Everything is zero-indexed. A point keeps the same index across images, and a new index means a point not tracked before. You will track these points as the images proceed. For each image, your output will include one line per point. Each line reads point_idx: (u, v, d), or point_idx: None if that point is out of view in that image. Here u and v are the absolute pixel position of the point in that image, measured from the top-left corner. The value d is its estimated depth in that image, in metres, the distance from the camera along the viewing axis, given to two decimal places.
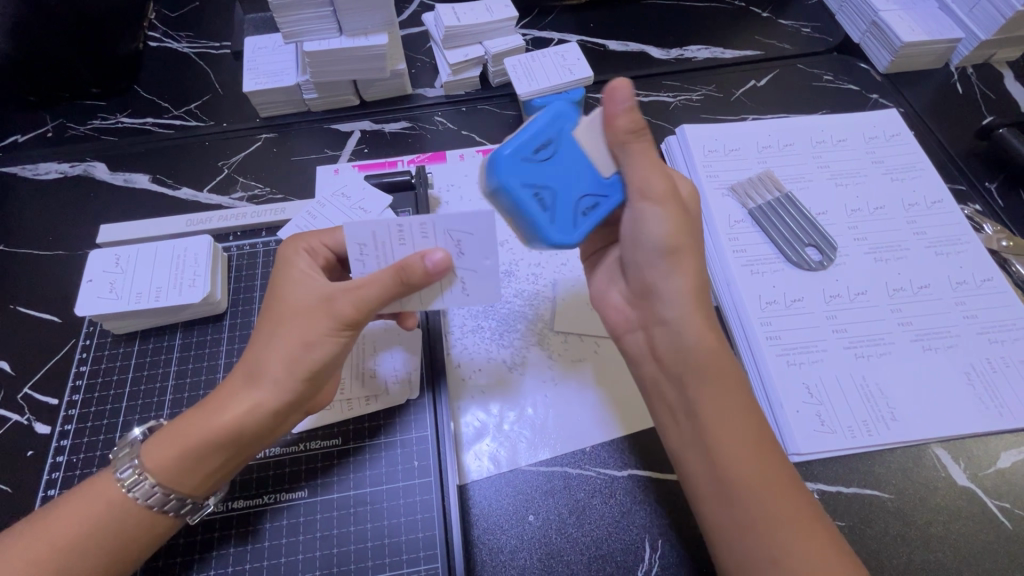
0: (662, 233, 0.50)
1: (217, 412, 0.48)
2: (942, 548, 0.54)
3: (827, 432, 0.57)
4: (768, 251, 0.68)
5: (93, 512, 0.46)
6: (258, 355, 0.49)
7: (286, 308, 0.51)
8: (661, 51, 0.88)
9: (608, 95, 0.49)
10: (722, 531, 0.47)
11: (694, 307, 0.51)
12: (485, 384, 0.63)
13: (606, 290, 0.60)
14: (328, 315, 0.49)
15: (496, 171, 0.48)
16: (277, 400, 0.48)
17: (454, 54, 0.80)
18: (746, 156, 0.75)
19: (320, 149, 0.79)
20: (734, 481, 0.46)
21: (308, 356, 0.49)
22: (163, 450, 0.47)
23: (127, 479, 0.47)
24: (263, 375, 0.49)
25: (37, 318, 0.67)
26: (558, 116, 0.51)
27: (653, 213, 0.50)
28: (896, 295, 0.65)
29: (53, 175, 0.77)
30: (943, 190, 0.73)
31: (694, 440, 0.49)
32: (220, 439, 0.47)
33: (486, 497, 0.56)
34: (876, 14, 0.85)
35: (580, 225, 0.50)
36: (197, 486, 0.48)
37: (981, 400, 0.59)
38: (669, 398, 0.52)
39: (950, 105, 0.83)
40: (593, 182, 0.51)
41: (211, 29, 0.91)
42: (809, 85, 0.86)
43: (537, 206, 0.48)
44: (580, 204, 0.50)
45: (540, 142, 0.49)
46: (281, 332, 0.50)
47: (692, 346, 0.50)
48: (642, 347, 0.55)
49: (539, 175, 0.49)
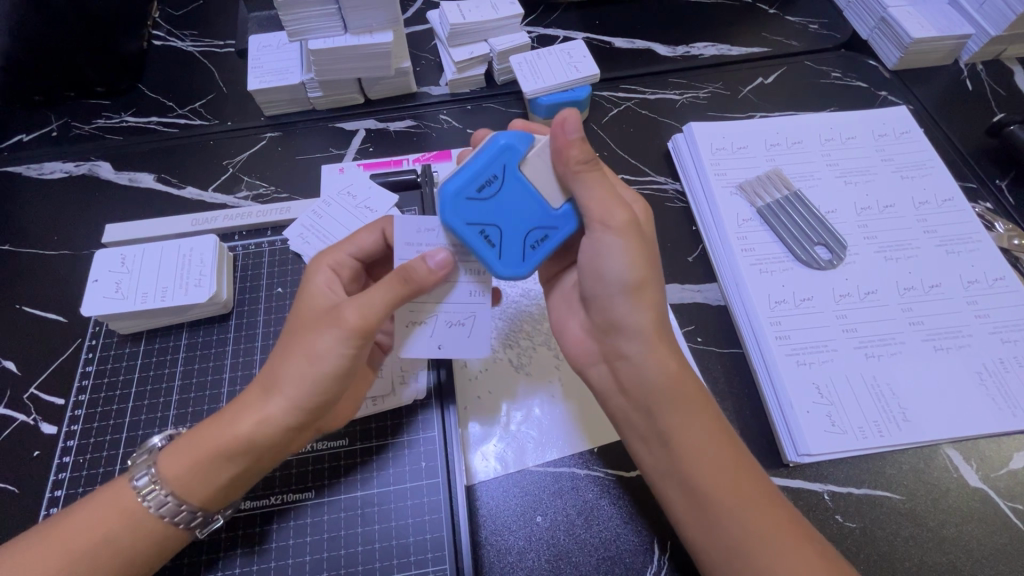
0: (624, 266, 0.49)
1: (231, 424, 0.47)
2: (955, 550, 0.54)
3: (838, 433, 0.57)
4: (777, 249, 0.68)
5: (107, 520, 0.46)
6: (273, 370, 0.49)
7: (305, 319, 0.51)
8: (668, 48, 0.87)
9: (559, 125, 0.47)
10: (706, 552, 0.47)
11: (656, 339, 0.50)
12: (491, 387, 0.62)
13: (567, 319, 0.60)
14: (335, 325, 0.48)
15: (444, 210, 0.48)
16: (288, 416, 0.48)
17: (460, 52, 0.80)
18: (755, 154, 0.75)
19: (325, 148, 0.78)
20: (713, 508, 0.46)
21: (316, 371, 0.48)
22: (177, 462, 0.47)
23: (142, 487, 0.47)
24: (280, 386, 0.48)
25: (43, 319, 0.67)
26: (508, 145, 0.48)
27: (612, 245, 0.49)
28: (907, 294, 0.65)
29: (58, 175, 0.77)
30: (954, 188, 0.73)
31: (669, 472, 0.49)
32: (229, 450, 0.47)
33: (493, 498, 0.56)
34: (884, 10, 0.84)
35: (529, 259, 0.50)
36: (205, 498, 0.47)
37: (994, 401, 0.59)
38: (638, 428, 0.52)
39: (959, 102, 0.83)
40: (543, 213, 0.50)
41: (215, 27, 0.90)
42: (817, 82, 0.85)
43: (483, 243, 0.49)
44: (529, 237, 0.50)
45: (485, 178, 0.48)
46: (295, 344, 0.49)
47: (655, 381, 0.50)
48: (605, 380, 0.55)
49: (486, 212, 0.48)
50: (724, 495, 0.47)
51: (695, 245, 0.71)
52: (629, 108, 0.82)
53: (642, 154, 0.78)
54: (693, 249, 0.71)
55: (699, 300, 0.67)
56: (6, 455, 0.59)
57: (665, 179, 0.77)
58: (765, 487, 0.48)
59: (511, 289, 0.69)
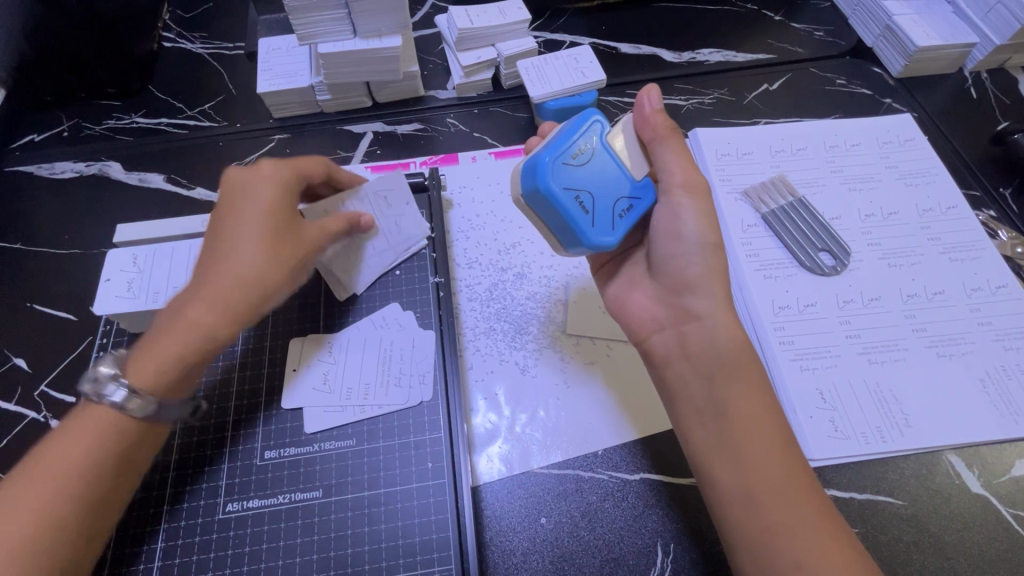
0: (700, 228, 0.54)
1: (193, 310, 0.51)
2: (956, 556, 0.54)
3: (841, 438, 0.57)
4: (782, 255, 0.68)
5: (86, 438, 0.46)
6: (242, 268, 0.52)
7: (265, 225, 0.54)
8: (673, 54, 0.88)
9: (645, 96, 0.54)
10: (742, 535, 0.47)
11: (725, 303, 0.53)
12: (496, 388, 0.63)
13: (626, 293, 0.60)
14: (302, 243, 0.56)
15: (539, 175, 0.48)
16: (252, 267, 0.52)
17: (467, 57, 0.80)
18: (759, 160, 0.75)
19: (333, 150, 0.79)
20: (760, 483, 0.47)
21: (261, 221, 0.54)
22: (147, 362, 0.49)
23: (113, 397, 0.47)
24: (237, 243, 0.53)
25: (54, 316, 0.68)
26: (595, 119, 0.52)
27: (688, 209, 0.54)
28: (910, 301, 0.65)
29: (69, 174, 0.78)
30: (957, 195, 0.73)
31: (720, 444, 0.50)
32: (197, 320, 0.51)
33: (499, 499, 0.57)
34: (889, 18, 0.84)
35: (618, 228, 0.51)
36: (176, 373, 0.50)
37: (996, 407, 0.59)
38: (696, 399, 0.52)
39: (964, 110, 0.83)
40: (629, 184, 0.53)
41: (225, 30, 0.91)
42: (822, 89, 0.85)
43: (578, 209, 0.49)
44: (617, 206, 0.52)
45: (578, 147, 0.51)
46: (267, 251, 0.53)
47: (724, 341, 0.52)
48: (668, 346, 0.55)
49: (578, 180, 0.50)
50: (768, 471, 0.47)
51: None
52: None
53: None
54: None
55: None
56: (18, 450, 0.60)
57: None
58: (805, 473, 0.48)
59: (517, 293, 0.69)
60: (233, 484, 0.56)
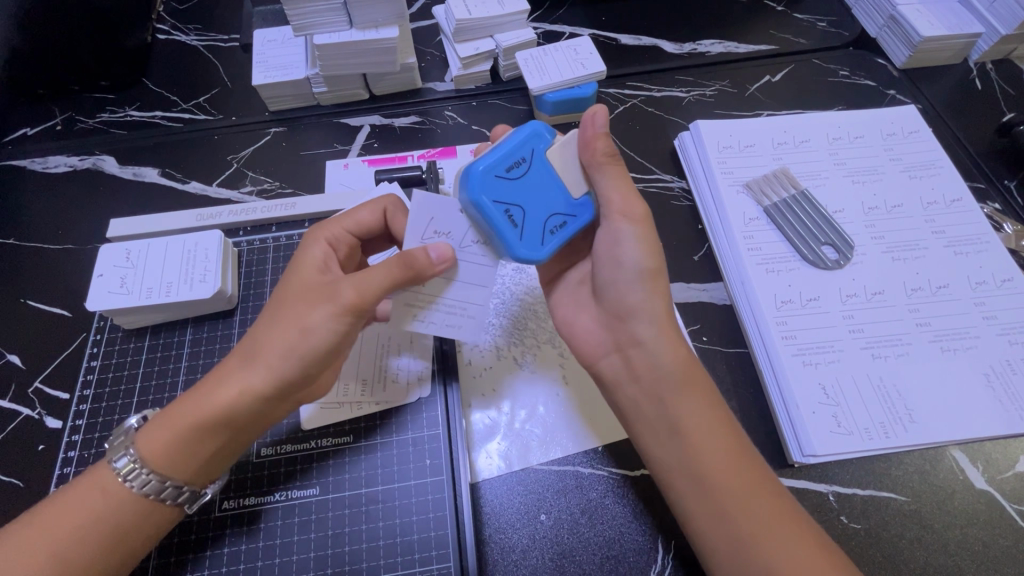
0: (639, 253, 0.51)
1: (210, 388, 0.47)
2: (960, 552, 0.53)
3: (844, 434, 0.56)
4: (785, 249, 0.67)
5: (96, 502, 0.46)
6: (258, 338, 0.49)
7: (297, 291, 0.50)
8: (675, 45, 0.87)
9: (588, 118, 0.50)
10: (713, 542, 0.46)
11: (667, 327, 0.52)
12: (495, 383, 0.62)
13: (574, 316, 0.60)
14: (326, 301, 0.48)
15: (470, 187, 0.47)
16: (270, 337, 0.48)
17: (465, 48, 0.79)
18: (762, 153, 0.74)
19: (330, 144, 0.78)
20: (727, 493, 0.47)
21: (298, 286, 0.50)
22: (157, 436, 0.47)
23: (123, 465, 0.47)
24: (271, 313, 0.49)
25: (48, 313, 0.67)
26: (540, 133, 0.50)
27: (627, 235, 0.51)
28: (914, 295, 0.65)
29: (63, 169, 0.77)
30: (963, 188, 0.72)
31: (677, 459, 0.49)
32: (207, 396, 0.47)
33: (497, 496, 0.56)
34: (893, 8, 0.83)
35: (548, 244, 0.49)
36: (176, 453, 0.47)
37: (1001, 402, 0.58)
38: (648, 417, 0.51)
39: (968, 101, 0.82)
40: (564, 201, 0.51)
41: (220, 21, 0.90)
42: (824, 81, 0.84)
43: (507, 223, 0.48)
44: (549, 223, 0.50)
45: (515, 160, 0.49)
46: (284, 315, 0.48)
47: (668, 365, 0.51)
48: (616, 370, 0.55)
49: (511, 193, 0.48)
50: (731, 479, 0.47)
51: (701, 244, 0.71)
52: (635, 106, 0.81)
53: (649, 152, 0.78)
54: (699, 248, 0.71)
55: (705, 299, 0.67)
56: (12, 448, 0.59)
57: (671, 177, 0.76)
58: (767, 476, 0.48)
59: (515, 287, 0.68)
60: (229, 482, 0.55)
